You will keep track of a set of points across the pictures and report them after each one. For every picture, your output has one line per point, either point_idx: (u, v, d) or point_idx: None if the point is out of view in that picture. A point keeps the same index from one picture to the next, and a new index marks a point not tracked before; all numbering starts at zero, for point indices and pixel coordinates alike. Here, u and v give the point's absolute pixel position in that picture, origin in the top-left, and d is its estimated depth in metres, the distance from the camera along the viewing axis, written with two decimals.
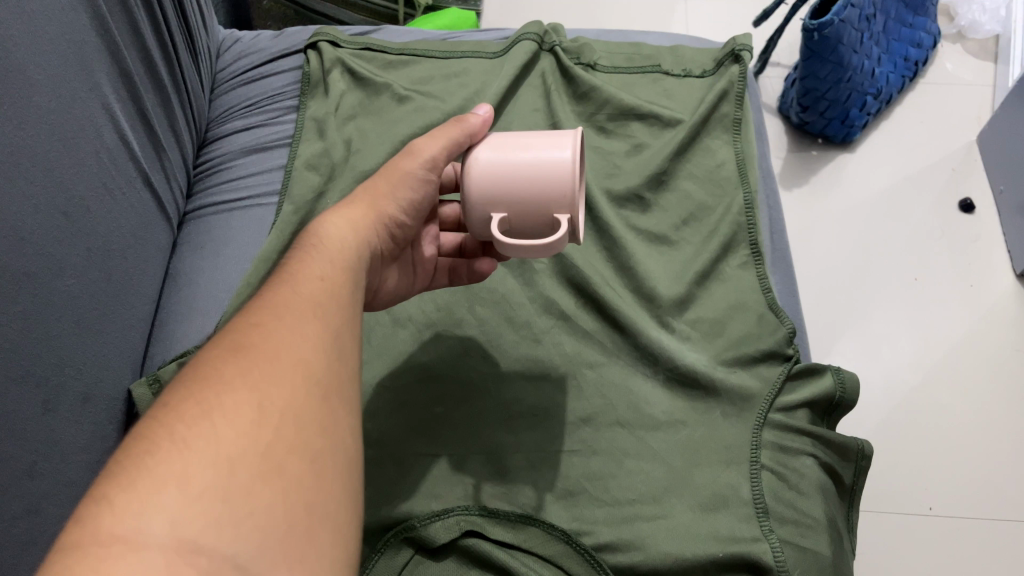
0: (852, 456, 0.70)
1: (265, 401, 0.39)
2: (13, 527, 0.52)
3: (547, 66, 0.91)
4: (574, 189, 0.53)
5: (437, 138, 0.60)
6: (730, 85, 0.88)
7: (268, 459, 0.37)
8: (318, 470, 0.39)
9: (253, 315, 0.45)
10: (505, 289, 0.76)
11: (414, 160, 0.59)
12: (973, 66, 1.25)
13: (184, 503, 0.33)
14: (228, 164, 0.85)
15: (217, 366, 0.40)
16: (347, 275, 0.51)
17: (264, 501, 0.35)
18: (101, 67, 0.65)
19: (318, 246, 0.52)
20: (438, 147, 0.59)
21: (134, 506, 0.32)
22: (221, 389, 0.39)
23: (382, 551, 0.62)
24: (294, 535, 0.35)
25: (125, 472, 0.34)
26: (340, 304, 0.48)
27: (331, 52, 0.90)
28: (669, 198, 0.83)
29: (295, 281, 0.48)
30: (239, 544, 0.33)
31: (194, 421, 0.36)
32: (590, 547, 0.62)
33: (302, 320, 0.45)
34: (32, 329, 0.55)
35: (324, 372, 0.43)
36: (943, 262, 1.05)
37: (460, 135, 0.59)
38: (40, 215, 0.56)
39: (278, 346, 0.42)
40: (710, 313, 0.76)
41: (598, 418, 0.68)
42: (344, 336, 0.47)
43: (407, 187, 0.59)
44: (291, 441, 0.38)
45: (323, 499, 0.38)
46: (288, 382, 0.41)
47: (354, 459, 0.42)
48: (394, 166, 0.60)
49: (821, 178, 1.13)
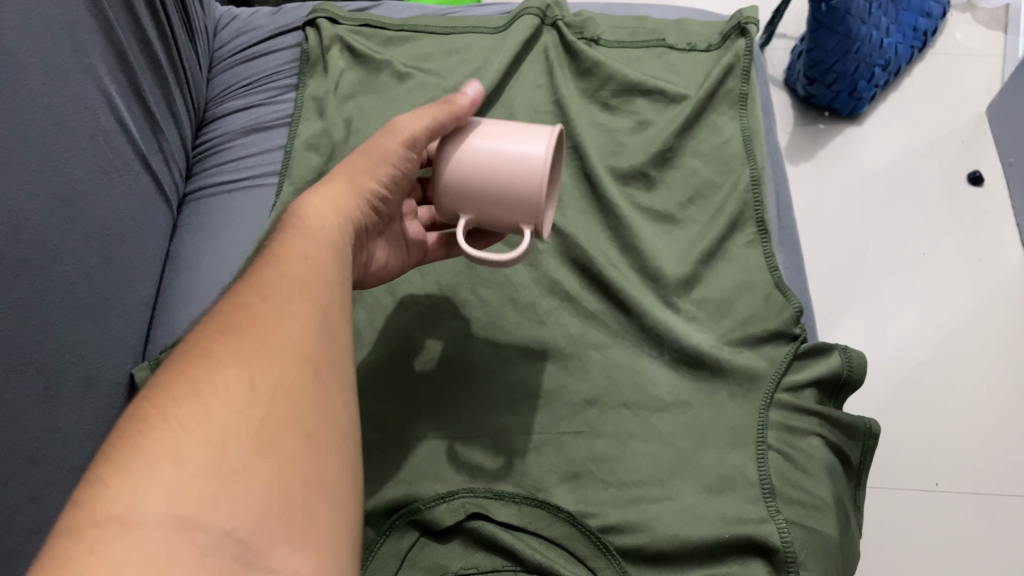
0: (860, 436, 0.70)
1: (255, 379, 0.38)
2: (18, 515, 0.52)
3: (550, 41, 0.89)
4: (536, 206, 0.55)
5: (422, 117, 0.58)
6: (736, 59, 0.87)
7: (263, 435, 0.36)
8: (313, 444, 0.38)
9: (242, 295, 0.45)
10: (510, 270, 0.75)
11: (393, 138, 0.58)
12: (983, 36, 1.22)
13: (178, 481, 0.33)
14: (227, 145, 0.84)
15: (207, 347, 0.40)
16: (331, 253, 0.50)
17: (259, 478, 0.35)
18: (96, 48, 0.64)
19: (299, 228, 0.51)
20: (418, 127, 0.57)
21: (128, 488, 0.32)
22: (211, 368, 0.38)
23: (387, 535, 0.62)
24: (293, 509, 0.35)
25: (119, 456, 0.33)
26: (327, 284, 0.47)
27: (331, 29, 0.88)
28: (675, 175, 0.82)
29: (282, 261, 0.48)
30: (238, 520, 0.33)
31: (185, 399, 0.36)
32: (596, 529, 0.62)
33: (289, 299, 0.44)
34: (32, 316, 0.54)
35: (314, 348, 0.42)
36: (952, 235, 1.04)
37: (445, 118, 0.57)
38: (36, 200, 0.55)
39: (266, 325, 0.42)
40: (717, 293, 0.75)
41: (603, 399, 0.68)
42: (333, 310, 0.46)
43: (388, 165, 0.58)
44: (285, 418, 0.38)
45: (321, 473, 0.37)
46: (278, 358, 0.40)
47: (352, 435, 0.41)
48: (372, 144, 0.58)
49: (828, 151, 1.11)
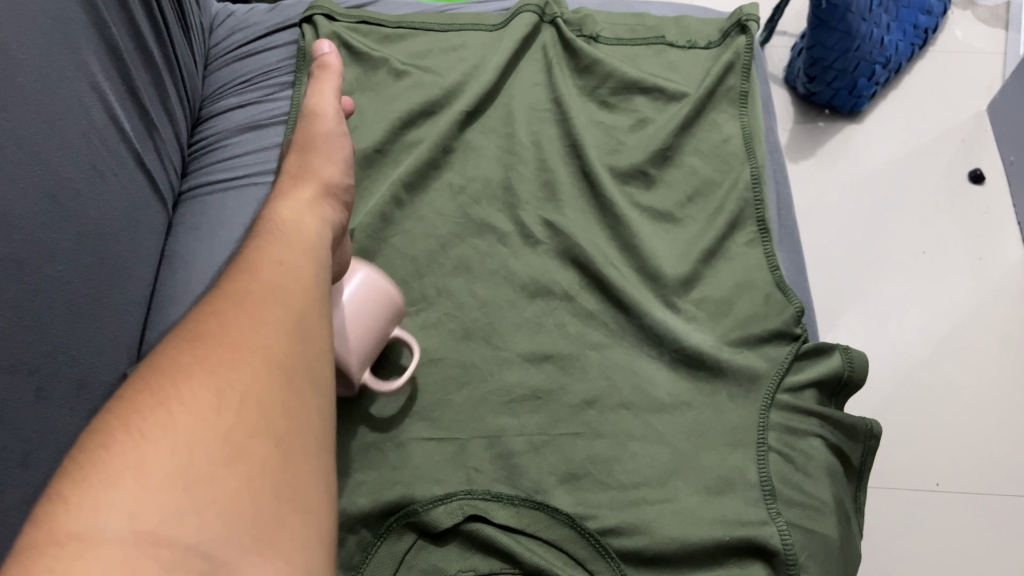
0: (860, 436, 0.69)
1: (223, 387, 0.38)
2: (9, 518, 0.52)
3: (548, 39, 0.88)
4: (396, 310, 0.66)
5: (325, 91, 0.71)
6: (736, 56, 0.86)
7: (230, 444, 0.36)
8: (284, 452, 0.37)
9: (214, 302, 0.44)
10: (509, 270, 0.74)
11: (324, 121, 0.67)
12: (983, 34, 1.21)
13: (141, 495, 0.32)
14: (223, 143, 0.83)
15: (175, 356, 0.40)
16: (309, 256, 0.50)
17: (226, 489, 0.34)
18: (89, 45, 0.63)
19: (275, 234, 0.51)
20: (333, 100, 0.70)
21: (89, 504, 0.32)
22: (178, 378, 0.38)
23: (384, 537, 0.62)
24: (262, 518, 0.34)
25: (81, 471, 0.33)
26: (305, 286, 0.47)
27: (328, 26, 0.88)
28: (675, 173, 0.81)
29: (257, 265, 0.47)
30: (204, 531, 0.32)
31: (150, 411, 0.36)
32: (595, 531, 0.61)
33: (262, 304, 0.44)
34: (24, 316, 0.54)
35: (286, 353, 0.42)
36: (953, 233, 1.03)
37: (336, 79, 0.72)
38: (28, 200, 0.55)
39: (237, 332, 0.41)
40: (718, 292, 0.74)
41: (602, 400, 0.67)
42: (310, 313, 0.45)
43: (335, 147, 0.66)
44: (254, 426, 0.37)
45: (293, 481, 0.37)
46: (248, 366, 0.40)
47: (327, 441, 0.40)
48: (313, 134, 0.66)
49: (828, 149, 1.11)
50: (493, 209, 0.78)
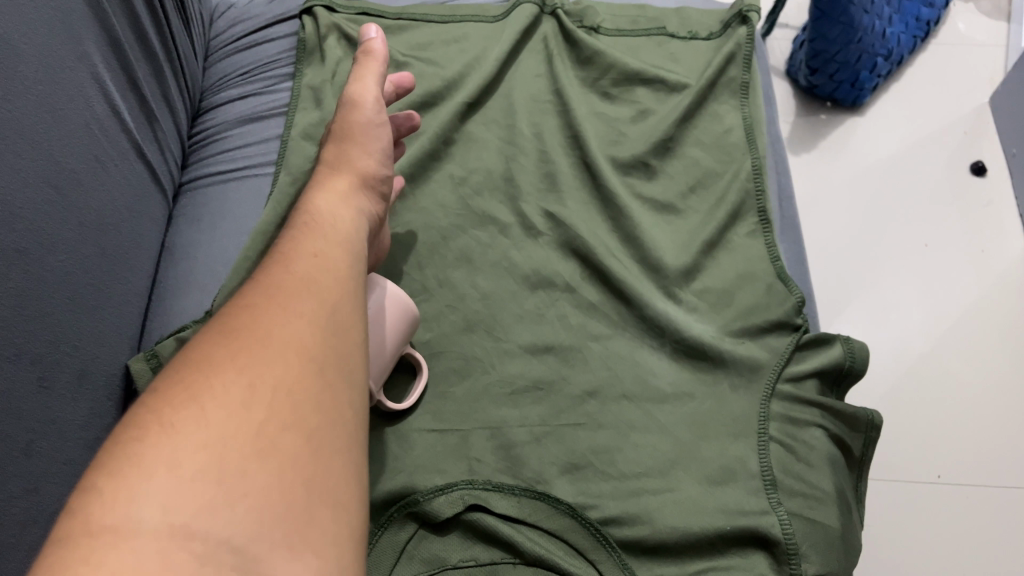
0: (861, 427, 0.69)
1: (256, 381, 0.38)
2: (12, 507, 0.52)
3: (549, 30, 0.88)
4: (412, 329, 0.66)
5: (367, 79, 0.66)
6: (738, 47, 0.86)
7: (262, 439, 0.36)
8: (316, 447, 0.37)
9: (246, 295, 0.44)
10: (509, 261, 0.74)
11: (361, 109, 0.64)
12: (985, 26, 1.20)
13: (174, 489, 0.32)
14: (223, 134, 0.83)
15: (207, 349, 0.39)
16: (342, 249, 0.50)
17: (258, 484, 0.34)
18: (90, 35, 0.63)
19: (308, 227, 0.51)
20: (375, 88, 0.65)
21: (124, 495, 0.32)
22: (210, 373, 0.38)
23: (386, 527, 0.62)
24: (294, 512, 0.35)
25: (114, 463, 0.33)
26: (337, 279, 0.46)
27: (328, 17, 0.87)
28: (676, 164, 0.81)
29: (288, 259, 0.47)
30: (235, 526, 0.33)
31: (182, 405, 0.36)
32: (597, 521, 0.62)
33: (294, 296, 0.43)
34: (25, 305, 0.53)
35: (320, 346, 0.41)
36: (954, 225, 1.03)
37: (380, 67, 0.67)
38: (30, 189, 0.55)
39: (268, 325, 0.41)
40: (719, 283, 0.74)
41: (603, 391, 0.67)
42: (343, 305, 0.45)
43: (373, 138, 0.63)
44: (286, 421, 0.37)
45: (324, 477, 0.37)
46: (280, 360, 0.39)
47: (359, 435, 0.40)
48: (350, 123, 0.63)
49: (831, 141, 1.10)
50: (494, 201, 0.78)
